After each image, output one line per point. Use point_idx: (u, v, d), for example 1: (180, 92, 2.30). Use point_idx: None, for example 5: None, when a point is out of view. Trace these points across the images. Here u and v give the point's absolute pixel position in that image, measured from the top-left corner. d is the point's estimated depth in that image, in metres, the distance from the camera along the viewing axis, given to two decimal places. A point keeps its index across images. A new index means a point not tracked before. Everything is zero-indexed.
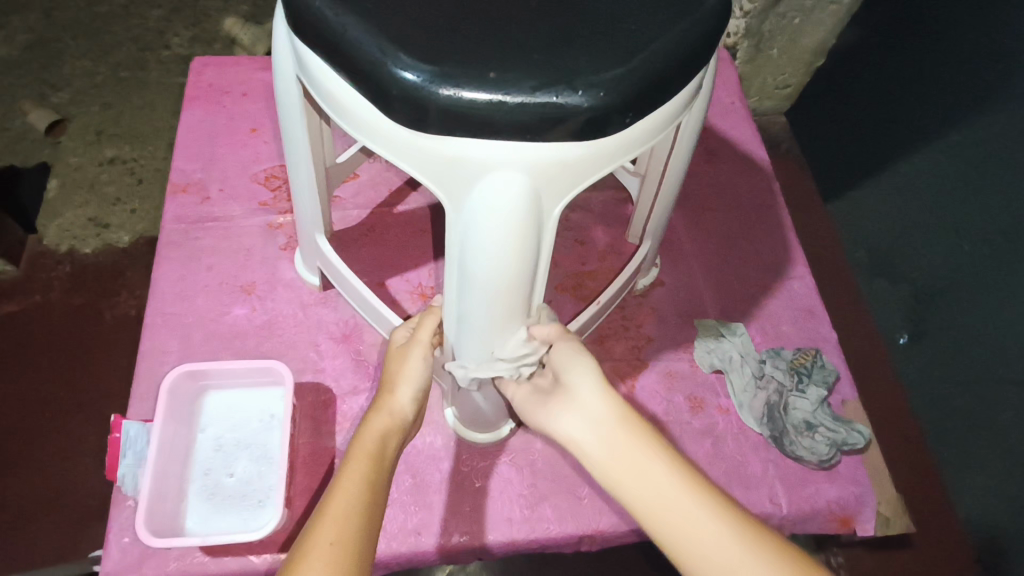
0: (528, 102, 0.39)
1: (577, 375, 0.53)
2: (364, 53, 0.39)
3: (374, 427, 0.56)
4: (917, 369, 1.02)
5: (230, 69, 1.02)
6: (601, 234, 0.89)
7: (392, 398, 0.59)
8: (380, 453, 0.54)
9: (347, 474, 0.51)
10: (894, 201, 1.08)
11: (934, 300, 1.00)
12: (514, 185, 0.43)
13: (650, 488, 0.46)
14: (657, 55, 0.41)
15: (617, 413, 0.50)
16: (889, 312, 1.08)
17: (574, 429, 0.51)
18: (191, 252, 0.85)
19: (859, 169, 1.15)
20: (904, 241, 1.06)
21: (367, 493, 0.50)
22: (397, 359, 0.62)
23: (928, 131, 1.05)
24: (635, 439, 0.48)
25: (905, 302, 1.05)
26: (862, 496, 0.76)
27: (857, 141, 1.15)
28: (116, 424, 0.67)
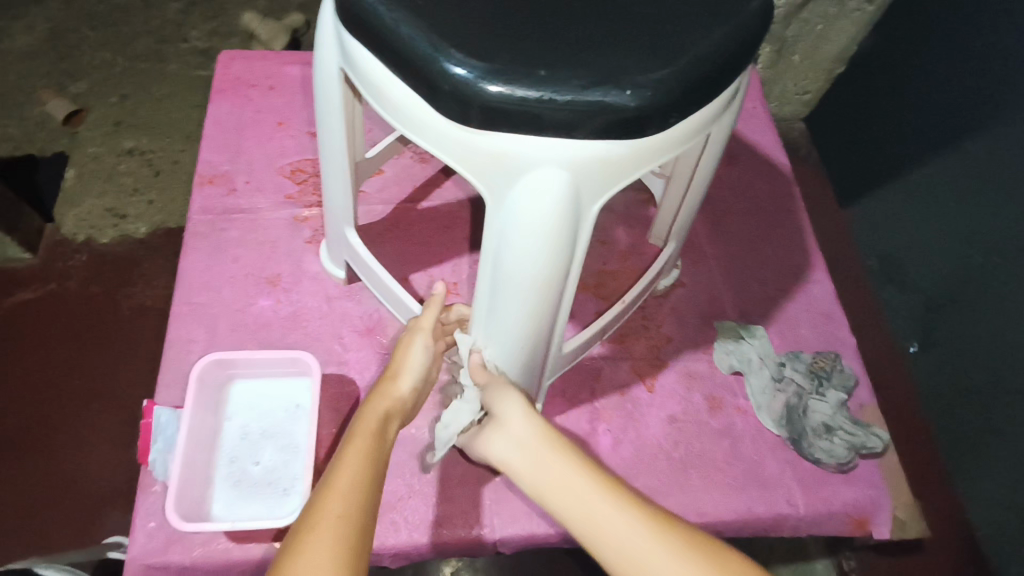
0: (576, 101, 0.39)
1: (503, 402, 0.58)
2: (416, 49, 0.40)
3: (376, 407, 0.58)
4: (931, 376, 1.02)
5: (256, 63, 1.03)
6: (622, 234, 0.90)
7: (394, 385, 0.61)
8: (381, 433, 0.55)
9: (349, 451, 0.51)
10: (908, 207, 1.08)
11: (947, 308, 1.00)
12: (556, 182, 0.43)
13: (563, 493, 0.50)
14: (702, 58, 0.41)
15: (537, 431, 0.55)
16: (903, 319, 1.08)
17: (500, 450, 0.55)
18: (217, 243, 0.86)
19: (874, 176, 1.16)
20: (918, 249, 1.06)
21: (371, 467, 0.51)
22: (408, 356, 0.64)
23: (939, 139, 1.01)
24: (546, 449, 0.53)
25: (919, 308, 1.06)
26: (878, 500, 0.76)
27: (873, 150, 1.15)
28: (146, 411, 0.69)
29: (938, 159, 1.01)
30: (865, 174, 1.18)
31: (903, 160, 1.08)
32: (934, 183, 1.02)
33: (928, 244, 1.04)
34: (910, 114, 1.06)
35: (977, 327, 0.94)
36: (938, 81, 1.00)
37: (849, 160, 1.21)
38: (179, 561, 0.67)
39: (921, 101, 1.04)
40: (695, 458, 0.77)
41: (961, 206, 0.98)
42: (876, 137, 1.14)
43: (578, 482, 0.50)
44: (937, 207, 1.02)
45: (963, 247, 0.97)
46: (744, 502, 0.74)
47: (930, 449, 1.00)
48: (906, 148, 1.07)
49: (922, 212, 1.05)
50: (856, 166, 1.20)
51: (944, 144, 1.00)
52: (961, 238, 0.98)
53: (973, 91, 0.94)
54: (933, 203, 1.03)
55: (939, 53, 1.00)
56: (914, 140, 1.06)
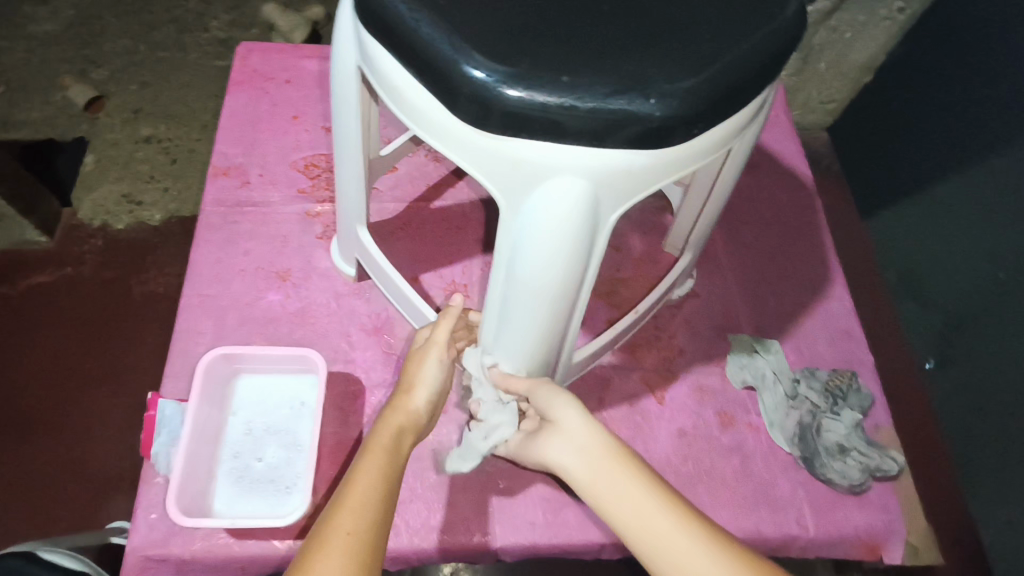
0: (599, 108, 0.38)
1: (562, 408, 0.56)
2: (435, 50, 0.39)
3: (390, 422, 0.58)
4: (950, 398, 1.00)
5: (274, 56, 1.03)
6: (637, 240, 0.88)
7: (408, 399, 0.62)
8: (394, 448, 0.55)
9: (363, 466, 0.52)
10: (929, 224, 1.06)
11: (967, 329, 0.98)
12: (575, 192, 0.42)
13: (637, 506, 0.47)
14: (732, 67, 0.40)
15: (602, 441, 0.52)
16: (921, 337, 1.06)
17: (565, 458, 0.53)
18: (229, 235, 0.86)
19: (896, 191, 1.13)
20: (940, 265, 1.04)
21: (386, 483, 0.51)
22: (422, 368, 0.64)
23: (969, 152, 0.97)
24: (616, 464, 0.50)
25: (939, 328, 1.03)
26: (891, 525, 0.74)
27: (894, 163, 1.13)
28: (151, 403, 0.68)
29: (965, 173, 0.98)
30: (887, 186, 1.15)
31: (925, 176, 1.06)
32: (956, 199, 1.00)
33: (949, 262, 1.02)
34: (938, 125, 1.03)
35: (997, 349, 0.92)
36: (970, 94, 0.97)
37: (871, 173, 1.19)
38: (179, 554, 0.66)
39: (950, 113, 1.00)
40: (704, 474, 0.75)
41: (984, 225, 0.95)
42: (899, 150, 1.12)
43: (650, 501, 0.47)
44: (959, 225, 1.00)
45: (987, 265, 0.95)
46: (753, 521, 0.73)
47: (945, 472, 0.98)
48: (928, 163, 1.05)
49: (945, 229, 1.03)
50: (877, 178, 1.17)
51: (973, 157, 0.96)
52: (985, 255, 0.95)
53: (1005, 105, 0.91)
54: (955, 222, 1.00)
55: (974, 65, 0.96)
56: (935, 157, 1.04)
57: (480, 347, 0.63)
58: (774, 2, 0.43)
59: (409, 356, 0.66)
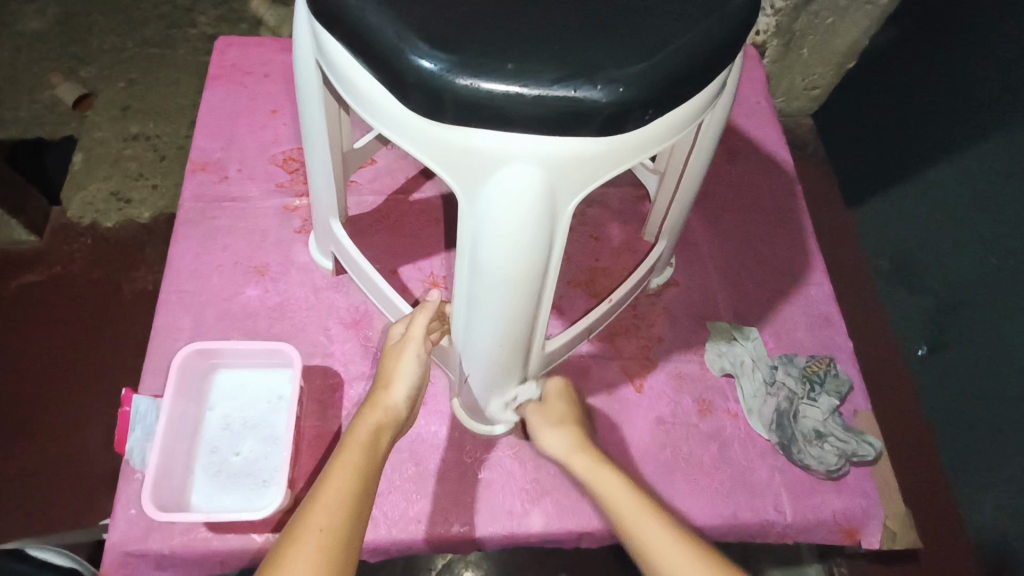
0: (546, 96, 0.38)
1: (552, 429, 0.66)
2: (382, 40, 0.39)
3: (367, 420, 0.58)
4: (937, 381, 1.00)
5: (253, 50, 1.02)
6: (618, 230, 0.88)
7: (386, 395, 0.62)
8: (372, 445, 0.55)
9: (338, 465, 0.52)
10: (916, 209, 1.05)
11: (953, 313, 0.98)
12: (528, 180, 0.42)
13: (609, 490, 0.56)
14: (680, 52, 0.40)
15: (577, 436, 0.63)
16: (907, 322, 1.06)
17: None
18: (208, 231, 0.86)
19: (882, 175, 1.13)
20: (927, 249, 1.04)
21: (361, 479, 0.51)
22: (399, 364, 0.63)
23: (966, 136, 0.97)
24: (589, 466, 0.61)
25: (925, 311, 1.04)
26: (868, 509, 0.75)
27: (880, 150, 1.13)
28: (125, 399, 0.68)
29: (957, 159, 0.98)
30: (873, 173, 1.15)
31: (912, 161, 1.06)
32: (944, 183, 1.00)
33: (936, 246, 1.02)
34: (933, 111, 1.03)
35: (983, 330, 0.93)
36: (969, 81, 0.97)
37: (856, 159, 1.18)
38: (157, 549, 0.67)
39: (948, 99, 1.00)
40: (683, 461, 0.76)
41: (973, 208, 0.96)
42: (885, 135, 1.12)
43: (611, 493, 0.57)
44: (945, 210, 1.00)
45: (975, 245, 0.95)
46: (731, 508, 0.73)
47: (929, 456, 0.98)
48: (916, 148, 1.05)
49: (930, 215, 1.03)
50: (864, 164, 1.17)
51: (972, 142, 0.96)
52: (974, 236, 0.96)
53: (1001, 87, 0.93)
54: (940, 207, 1.01)
55: (969, 47, 0.97)
56: (923, 141, 1.04)
57: (455, 340, 0.63)
58: None
59: (385, 352, 0.65)
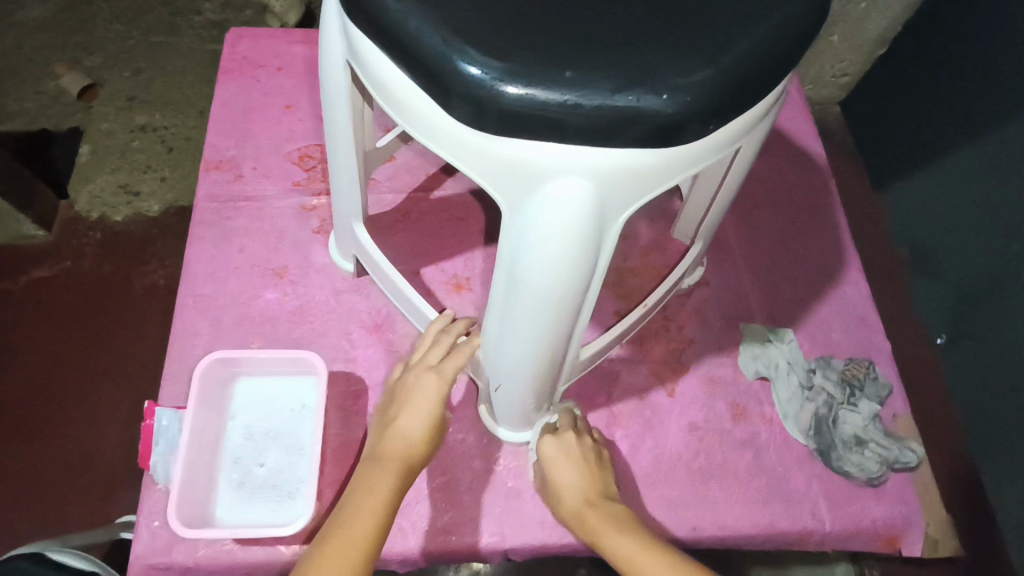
0: (604, 106, 0.35)
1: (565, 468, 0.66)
2: (425, 45, 0.36)
3: (387, 464, 0.56)
4: (958, 373, 0.97)
5: (264, 42, 0.99)
6: (645, 228, 0.85)
7: (405, 425, 0.59)
8: (383, 509, 0.54)
9: (375, 484, 0.55)
10: (941, 197, 1.01)
11: (977, 302, 0.95)
12: (579, 194, 0.39)
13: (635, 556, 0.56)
14: (748, 55, 0.37)
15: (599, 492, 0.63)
16: (932, 312, 1.02)
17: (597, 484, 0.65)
18: (223, 232, 0.83)
19: (902, 159, 1.09)
20: (952, 240, 1.00)
21: (389, 507, 0.54)
22: (415, 393, 0.60)
23: (999, 112, 0.90)
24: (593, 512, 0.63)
25: (948, 302, 1.00)
26: (910, 517, 0.73)
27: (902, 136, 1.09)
28: (148, 412, 0.67)
29: (987, 137, 0.92)
30: (899, 161, 1.10)
31: (935, 147, 1.02)
32: (970, 171, 0.95)
33: (963, 236, 0.98)
34: (959, 90, 0.96)
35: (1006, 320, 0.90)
36: (994, 58, 0.90)
37: (880, 146, 1.14)
38: (182, 562, 0.65)
39: (978, 74, 0.93)
40: (717, 468, 0.73)
41: (999, 198, 0.91)
42: (907, 121, 1.08)
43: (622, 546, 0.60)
44: (968, 199, 0.96)
45: (1001, 235, 0.91)
46: (768, 515, 0.71)
47: None
48: (938, 134, 1.01)
49: (956, 205, 0.99)
50: (887, 151, 1.12)
51: (1003, 118, 0.90)
52: (998, 227, 0.91)
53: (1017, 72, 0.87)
54: (964, 197, 0.97)
55: (985, 29, 0.91)
56: (946, 128, 0.99)
57: (486, 349, 0.60)
58: None
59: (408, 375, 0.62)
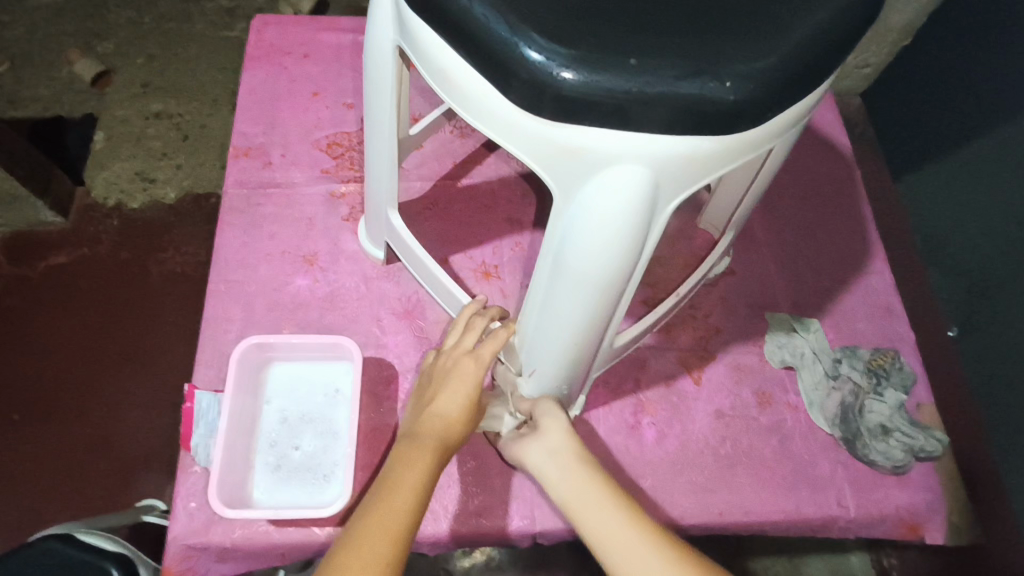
0: (668, 93, 0.35)
1: (549, 417, 0.63)
2: (490, 32, 0.36)
3: (423, 445, 0.56)
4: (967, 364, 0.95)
5: (290, 29, 0.99)
6: (671, 217, 0.86)
7: (438, 409, 0.60)
8: (421, 485, 0.53)
9: (413, 463, 0.54)
10: (956, 189, 1.00)
11: (988, 294, 0.94)
12: (634, 180, 0.40)
13: (595, 516, 0.52)
14: (808, 44, 0.37)
15: (576, 448, 0.59)
16: (946, 305, 1.00)
17: (539, 459, 0.60)
18: (253, 218, 0.84)
19: (920, 150, 1.07)
20: (965, 230, 0.99)
21: (430, 480, 0.54)
22: (451, 379, 0.61)
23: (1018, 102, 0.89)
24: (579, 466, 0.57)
25: (960, 294, 0.98)
26: (933, 504, 0.74)
27: (921, 126, 1.07)
28: (189, 395, 0.69)
29: (1005, 126, 0.91)
30: (917, 148, 1.08)
31: (952, 139, 1.00)
32: (985, 162, 0.94)
33: (976, 228, 0.96)
34: (978, 80, 0.95)
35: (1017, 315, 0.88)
36: (1012, 47, 0.89)
37: (899, 136, 1.13)
38: (219, 542, 0.66)
39: (999, 63, 0.92)
40: (743, 455, 0.74)
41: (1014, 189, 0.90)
42: (926, 112, 1.07)
43: (603, 501, 0.53)
44: (983, 192, 0.95)
45: (1015, 228, 0.90)
46: (793, 502, 0.72)
47: None
48: (958, 126, 0.99)
49: (969, 197, 0.97)
50: (905, 139, 1.11)
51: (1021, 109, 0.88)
52: (1013, 219, 0.90)
53: None
54: (979, 189, 0.96)
55: (1007, 18, 0.90)
56: (965, 119, 0.98)
57: (521, 333, 0.61)
58: None
59: (443, 362, 0.63)
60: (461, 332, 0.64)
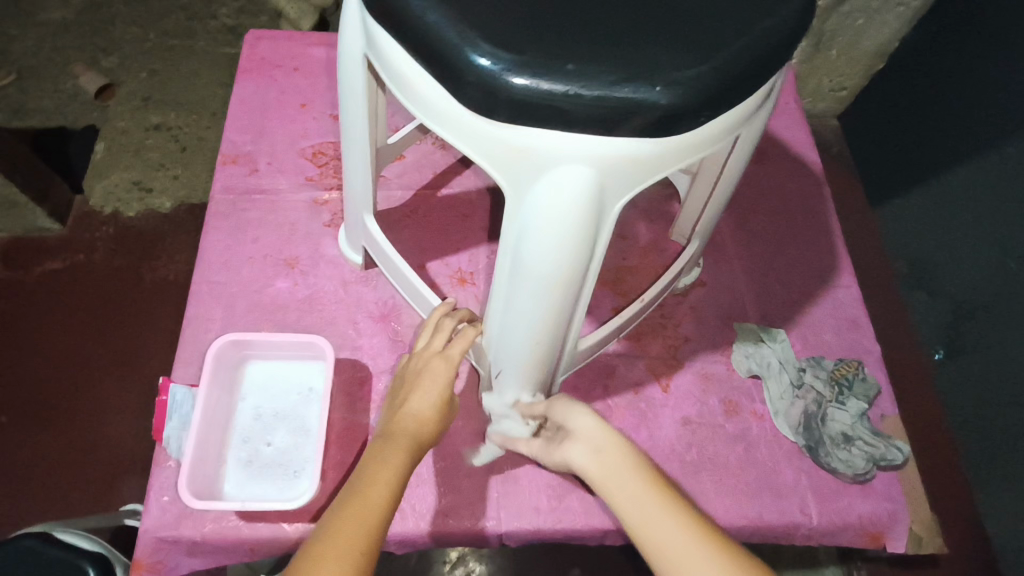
0: (605, 96, 0.38)
1: (576, 415, 0.59)
2: (442, 38, 0.39)
3: (398, 441, 0.57)
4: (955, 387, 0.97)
5: (282, 43, 1.03)
6: (644, 229, 0.88)
7: (411, 406, 0.61)
8: (395, 481, 0.53)
9: (388, 457, 0.55)
10: (933, 212, 1.03)
11: (974, 316, 0.95)
12: (579, 178, 0.42)
13: (647, 518, 0.48)
14: (739, 55, 0.40)
15: (614, 440, 0.55)
16: (930, 329, 1.03)
17: (580, 457, 0.55)
18: (238, 223, 0.86)
19: (901, 175, 1.10)
20: (948, 252, 1.01)
21: (405, 475, 0.55)
22: (422, 378, 0.62)
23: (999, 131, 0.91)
24: (625, 461, 0.53)
25: (944, 316, 1.01)
26: (895, 514, 0.74)
27: (901, 151, 1.10)
28: (163, 387, 0.69)
29: (987, 157, 0.93)
30: (900, 172, 1.10)
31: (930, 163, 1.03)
32: (964, 188, 0.96)
33: (958, 251, 0.99)
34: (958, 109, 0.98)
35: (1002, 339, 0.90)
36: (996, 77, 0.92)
37: (879, 162, 1.16)
38: (190, 536, 0.68)
39: (979, 89, 0.94)
40: (707, 461, 0.76)
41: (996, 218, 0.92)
42: (902, 136, 1.10)
43: (658, 504, 0.49)
44: (961, 215, 0.97)
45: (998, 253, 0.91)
46: (756, 509, 0.73)
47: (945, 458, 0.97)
48: (935, 150, 1.02)
49: (951, 224, 1.00)
50: (888, 167, 1.13)
51: (1008, 135, 0.89)
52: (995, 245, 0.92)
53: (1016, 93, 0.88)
54: (956, 210, 0.98)
55: (986, 49, 0.93)
56: (942, 145, 1.01)
57: (488, 336, 0.63)
58: None
59: (415, 362, 0.64)
60: (433, 333, 0.66)
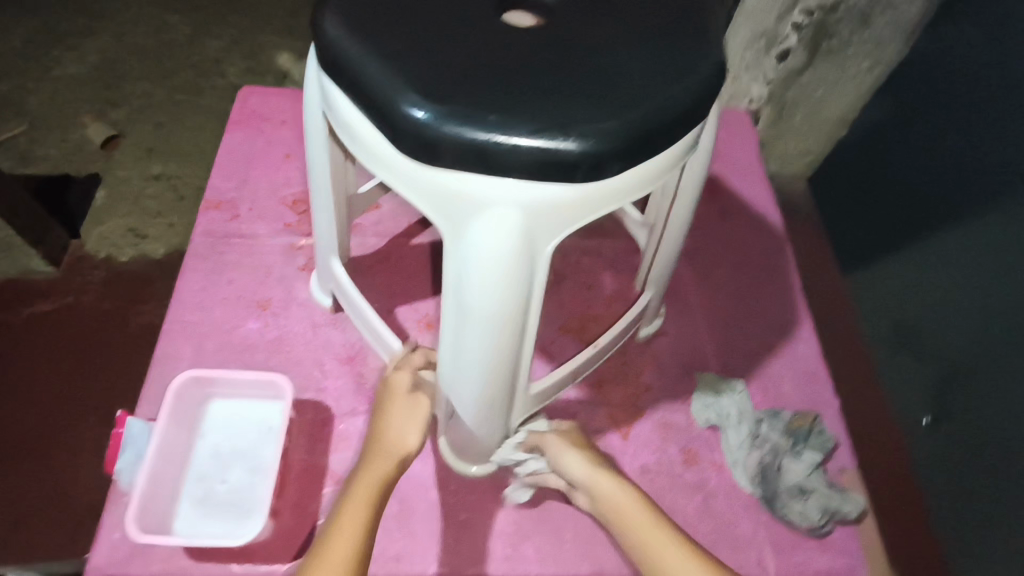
0: (524, 144, 0.41)
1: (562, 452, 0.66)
2: (381, 92, 0.43)
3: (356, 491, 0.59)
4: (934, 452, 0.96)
5: (274, 99, 1.09)
6: (610, 280, 0.91)
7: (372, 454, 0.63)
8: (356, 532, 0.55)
9: (347, 509, 0.57)
10: (901, 273, 1.06)
11: (951, 379, 0.94)
12: (509, 221, 0.45)
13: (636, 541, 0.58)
14: (648, 112, 0.43)
15: (600, 470, 0.63)
16: (906, 389, 1.03)
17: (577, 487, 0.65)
18: (216, 265, 0.89)
19: (868, 236, 1.14)
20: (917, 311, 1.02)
21: (366, 523, 0.56)
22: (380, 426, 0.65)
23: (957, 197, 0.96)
24: (611, 487, 0.62)
25: (934, 381, 0.97)
26: (854, 569, 0.74)
27: (867, 214, 1.14)
28: (120, 420, 0.70)
29: (947, 220, 0.97)
30: (867, 233, 1.14)
31: (896, 225, 1.07)
32: (929, 251, 1.00)
33: (924, 310, 1.01)
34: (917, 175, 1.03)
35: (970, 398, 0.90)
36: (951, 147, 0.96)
37: (846, 223, 1.20)
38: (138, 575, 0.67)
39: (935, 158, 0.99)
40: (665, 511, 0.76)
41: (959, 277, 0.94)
42: (868, 198, 1.14)
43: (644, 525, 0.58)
44: (925, 276, 1.00)
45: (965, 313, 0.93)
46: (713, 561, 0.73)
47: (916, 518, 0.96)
48: (899, 214, 1.06)
49: (918, 284, 1.02)
50: (855, 230, 1.18)
51: (963, 204, 0.94)
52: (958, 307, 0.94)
53: (973, 161, 0.92)
54: (920, 271, 1.01)
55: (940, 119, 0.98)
56: (906, 209, 1.05)
57: (439, 380, 0.64)
58: (692, 57, 0.47)
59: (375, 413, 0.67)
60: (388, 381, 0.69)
